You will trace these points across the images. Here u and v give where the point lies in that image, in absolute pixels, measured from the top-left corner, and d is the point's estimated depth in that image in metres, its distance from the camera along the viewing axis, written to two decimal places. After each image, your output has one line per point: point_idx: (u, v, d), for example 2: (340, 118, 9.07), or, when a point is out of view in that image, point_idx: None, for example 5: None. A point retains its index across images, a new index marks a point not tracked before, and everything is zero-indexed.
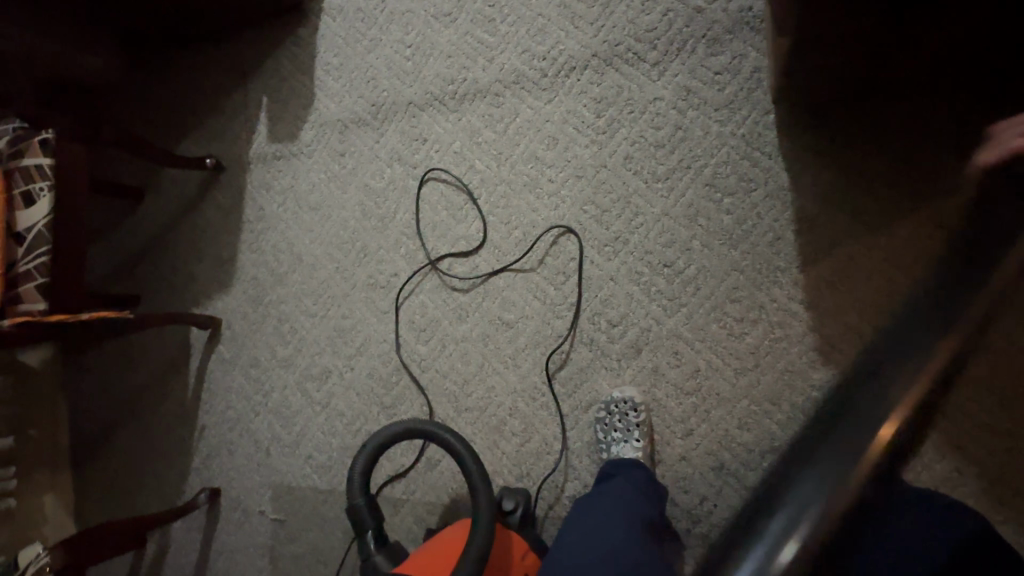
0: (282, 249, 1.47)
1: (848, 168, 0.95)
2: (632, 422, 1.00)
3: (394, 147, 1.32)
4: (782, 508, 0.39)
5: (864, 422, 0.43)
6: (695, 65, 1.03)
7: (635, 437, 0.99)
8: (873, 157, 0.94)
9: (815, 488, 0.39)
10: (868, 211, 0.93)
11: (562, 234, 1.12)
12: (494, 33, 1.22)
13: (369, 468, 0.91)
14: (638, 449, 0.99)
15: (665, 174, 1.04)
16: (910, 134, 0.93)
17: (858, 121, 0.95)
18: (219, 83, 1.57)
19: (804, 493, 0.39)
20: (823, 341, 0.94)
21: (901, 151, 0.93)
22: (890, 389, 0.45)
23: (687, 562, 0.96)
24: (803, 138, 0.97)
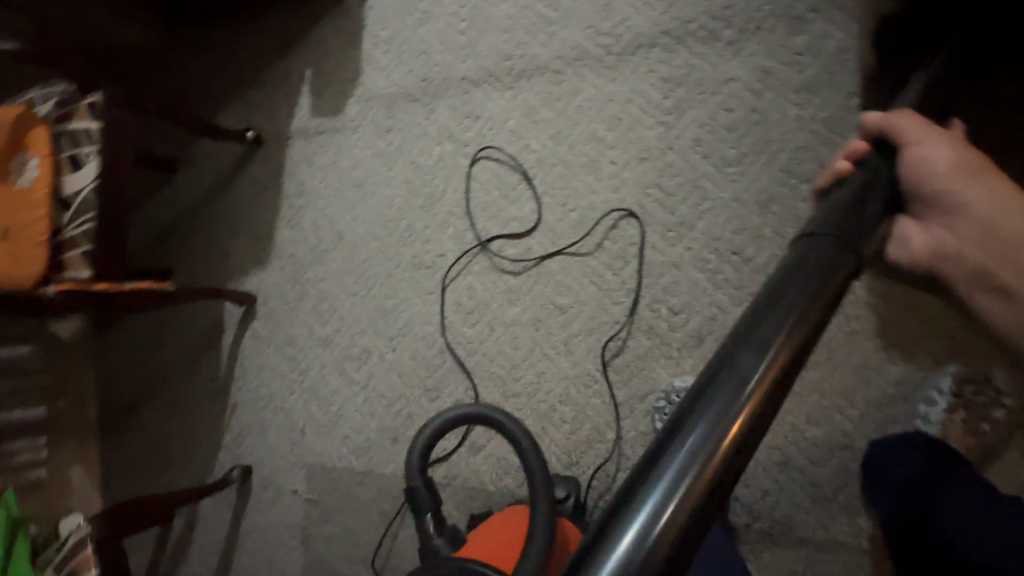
0: (322, 226, 1.44)
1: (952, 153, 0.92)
2: None
3: (444, 124, 1.29)
4: (680, 440, 0.41)
5: (753, 352, 0.46)
6: (774, 46, 0.99)
7: None
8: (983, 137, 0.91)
9: (704, 418, 0.42)
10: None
11: (623, 218, 1.09)
12: (556, 8, 1.18)
13: (428, 448, 0.89)
14: None
15: (736, 158, 1.00)
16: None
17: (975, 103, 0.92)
18: (259, 54, 1.53)
19: (715, 403, 0.43)
20: (907, 336, 0.90)
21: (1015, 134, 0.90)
22: (785, 299, 0.49)
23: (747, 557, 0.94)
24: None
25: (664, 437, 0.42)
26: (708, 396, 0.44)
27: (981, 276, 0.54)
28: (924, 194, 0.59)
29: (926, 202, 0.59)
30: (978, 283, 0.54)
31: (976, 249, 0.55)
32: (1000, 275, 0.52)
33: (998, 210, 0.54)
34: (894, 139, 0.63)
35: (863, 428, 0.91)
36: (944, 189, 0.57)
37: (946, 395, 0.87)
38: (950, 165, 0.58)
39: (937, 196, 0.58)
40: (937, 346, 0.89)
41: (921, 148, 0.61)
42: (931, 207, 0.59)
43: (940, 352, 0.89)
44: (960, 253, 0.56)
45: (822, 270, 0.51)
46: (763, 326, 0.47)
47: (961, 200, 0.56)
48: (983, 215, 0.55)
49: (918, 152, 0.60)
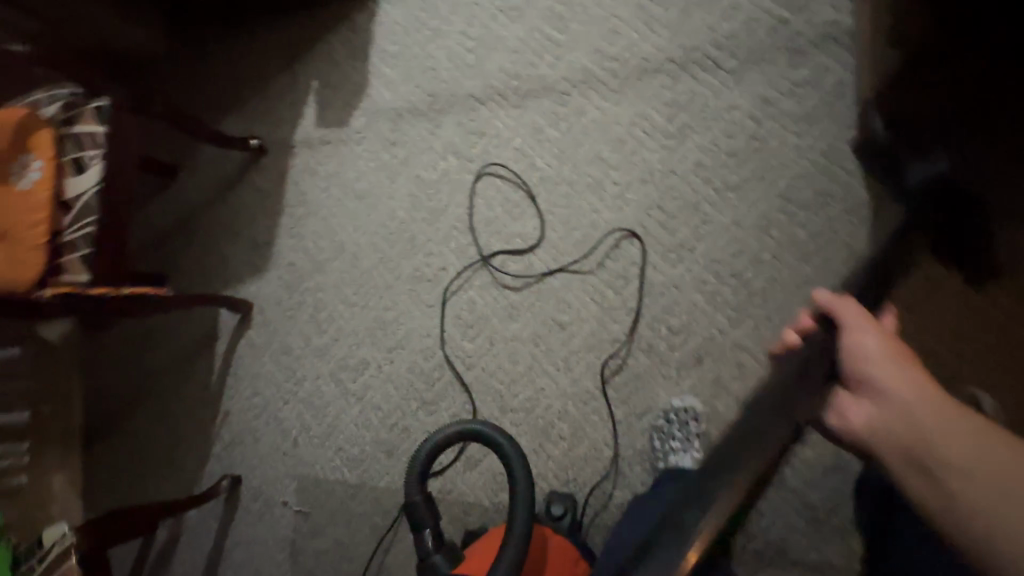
0: (323, 236, 1.45)
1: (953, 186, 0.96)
2: (693, 432, 1.00)
3: (450, 139, 1.31)
4: None
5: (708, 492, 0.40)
6: (775, 76, 1.03)
7: (695, 448, 0.99)
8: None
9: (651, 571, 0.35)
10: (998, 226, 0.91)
11: (625, 237, 1.11)
12: (564, 31, 1.21)
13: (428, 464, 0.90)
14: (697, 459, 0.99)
15: (737, 184, 1.03)
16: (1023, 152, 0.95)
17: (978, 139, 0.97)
18: (266, 64, 1.54)
19: (668, 548, 0.36)
20: None
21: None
22: (759, 418, 0.48)
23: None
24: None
25: None
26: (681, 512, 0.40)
27: (909, 458, 0.48)
28: (861, 379, 0.54)
29: (864, 384, 0.53)
30: (918, 477, 0.47)
31: (912, 443, 0.48)
32: (929, 462, 0.47)
33: (930, 402, 0.50)
34: (838, 317, 0.60)
35: (857, 451, 0.93)
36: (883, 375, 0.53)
37: None
38: (883, 353, 0.54)
39: (874, 382, 0.53)
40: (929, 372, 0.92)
41: (854, 334, 0.57)
42: (866, 388, 0.53)
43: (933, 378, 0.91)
44: (904, 443, 0.49)
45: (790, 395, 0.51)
46: (737, 445, 0.45)
47: (894, 389, 0.51)
48: (911, 404, 0.50)
49: (854, 334, 0.57)
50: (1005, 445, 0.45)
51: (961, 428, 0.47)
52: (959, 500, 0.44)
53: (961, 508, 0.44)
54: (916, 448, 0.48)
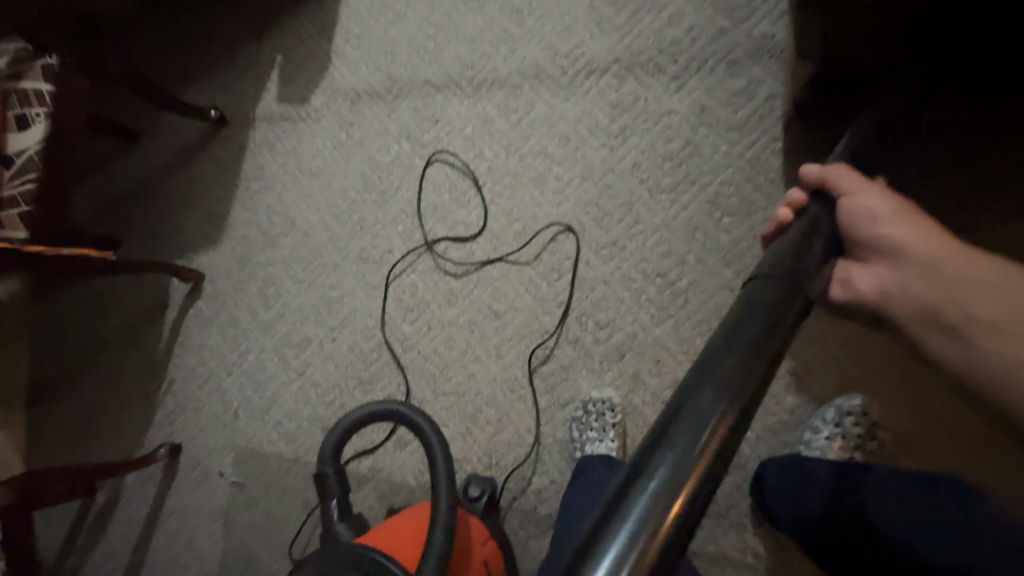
0: (276, 211, 1.46)
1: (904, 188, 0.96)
2: (609, 422, 1.02)
3: (404, 124, 1.32)
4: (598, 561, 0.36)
5: (682, 445, 0.42)
6: (714, 84, 1.05)
7: (610, 438, 1.01)
8: (936, 178, 0.96)
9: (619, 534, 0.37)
10: None
11: (561, 232, 1.13)
12: (520, 25, 1.21)
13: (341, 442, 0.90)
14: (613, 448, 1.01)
15: (669, 187, 1.06)
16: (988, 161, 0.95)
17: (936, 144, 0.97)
18: (233, 38, 1.55)
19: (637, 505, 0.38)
20: (801, 368, 0.98)
21: (973, 184, 0.95)
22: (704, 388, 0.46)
23: None
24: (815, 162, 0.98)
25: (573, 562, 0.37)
26: (641, 484, 0.40)
27: (923, 312, 0.57)
28: (859, 239, 0.65)
29: (872, 247, 0.64)
30: (925, 319, 0.57)
31: (914, 292, 0.59)
32: (936, 305, 0.56)
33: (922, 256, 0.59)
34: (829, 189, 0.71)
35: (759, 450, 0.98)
36: (882, 236, 0.63)
37: (829, 424, 0.92)
38: (882, 213, 0.64)
39: (881, 239, 0.63)
40: (827, 381, 0.97)
41: (852, 196, 0.67)
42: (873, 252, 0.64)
43: (830, 386, 0.96)
44: (894, 293, 0.61)
45: (750, 351, 0.49)
46: (696, 405, 0.45)
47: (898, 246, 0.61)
48: (902, 256, 0.60)
49: (855, 203, 0.66)
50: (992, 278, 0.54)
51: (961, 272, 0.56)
52: (982, 351, 0.51)
53: (1003, 362, 0.49)
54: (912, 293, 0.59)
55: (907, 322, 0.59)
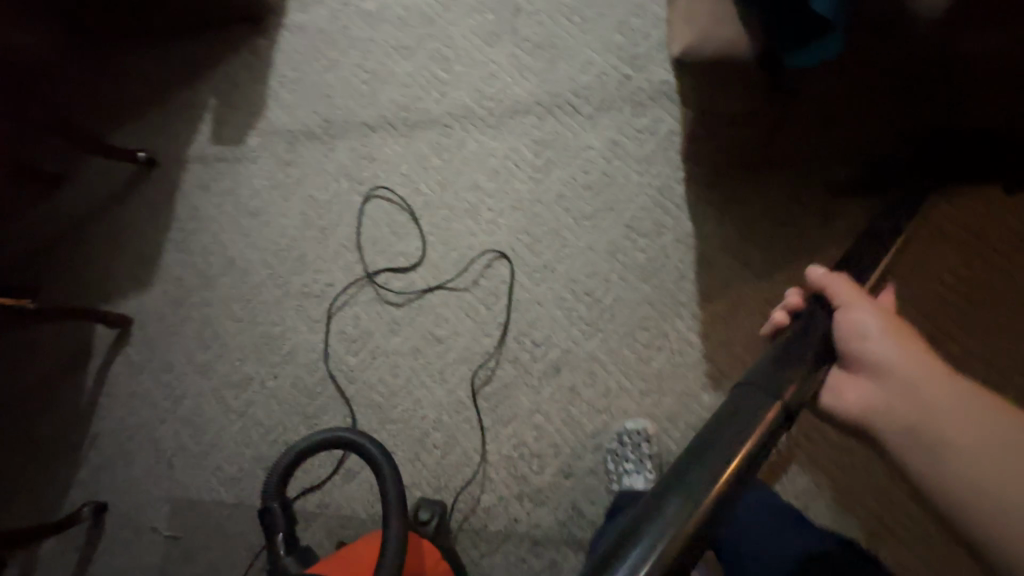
0: (212, 251, 1.45)
1: (808, 219, 1.07)
2: (645, 453, 1.03)
3: (342, 162, 1.37)
4: None
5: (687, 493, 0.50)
6: (623, 122, 1.18)
7: (647, 469, 1.01)
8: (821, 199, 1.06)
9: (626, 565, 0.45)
10: (799, 243, 1.06)
11: (496, 259, 1.22)
12: (449, 71, 1.31)
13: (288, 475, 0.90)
14: (650, 480, 1.00)
15: (591, 213, 1.17)
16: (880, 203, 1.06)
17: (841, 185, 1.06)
18: (165, 82, 1.56)
19: (641, 547, 0.46)
20: (714, 369, 1.05)
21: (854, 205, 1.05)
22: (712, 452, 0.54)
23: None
24: (719, 190, 1.11)
25: None
26: (644, 526, 0.48)
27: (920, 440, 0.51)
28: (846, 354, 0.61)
29: (858, 362, 0.59)
30: (920, 453, 0.50)
31: (904, 419, 0.52)
32: (931, 438, 0.50)
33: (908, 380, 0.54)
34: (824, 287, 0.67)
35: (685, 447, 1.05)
36: (870, 352, 0.58)
37: None
38: (875, 327, 0.59)
39: (871, 357, 0.58)
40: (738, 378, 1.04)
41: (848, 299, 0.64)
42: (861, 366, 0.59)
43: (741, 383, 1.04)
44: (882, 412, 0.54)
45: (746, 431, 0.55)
46: (707, 460, 0.53)
47: (886, 368, 0.56)
48: (891, 379, 0.55)
49: (845, 316, 0.62)
50: (992, 420, 0.49)
51: (954, 405, 0.50)
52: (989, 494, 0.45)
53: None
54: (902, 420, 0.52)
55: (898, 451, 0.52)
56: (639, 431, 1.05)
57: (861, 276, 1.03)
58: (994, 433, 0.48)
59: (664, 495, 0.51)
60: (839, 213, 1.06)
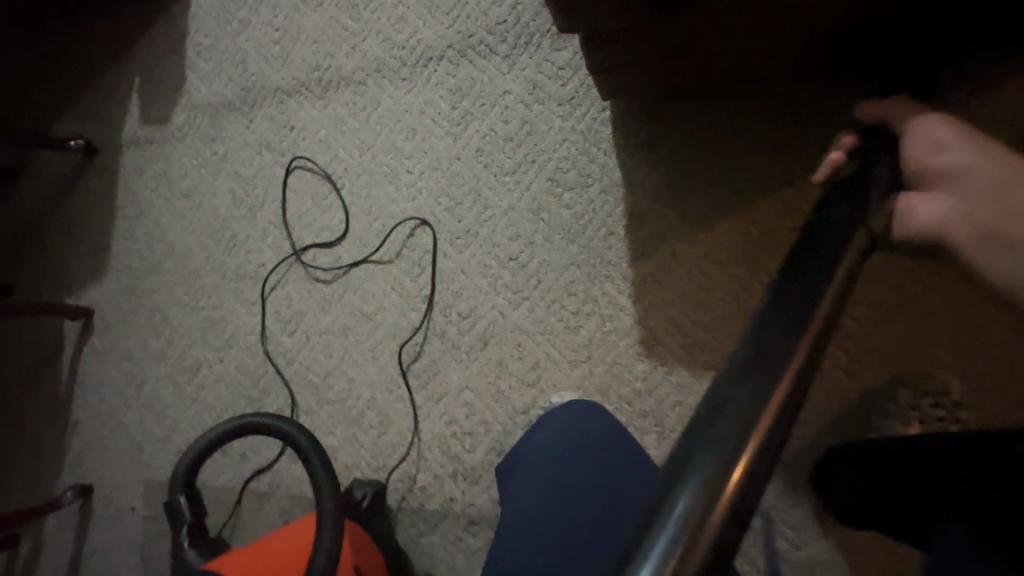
0: (153, 237, 1.42)
1: (751, 155, 0.91)
2: None
3: (262, 133, 1.29)
4: None
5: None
6: (542, 60, 1.03)
7: None
8: (770, 132, 0.91)
9: None
10: (740, 184, 0.92)
11: (418, 226, 1.12)
12: (358, 20, 1.19)
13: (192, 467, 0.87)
14: None
15: (512, 168, 1.05)
16: None
17: (798, 111, 0.90)
18: (92, 65, 1.51)
19: None
20: (647, 332, 0.94)
21: (810, 134, 0.89)
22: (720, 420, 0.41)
23: None
24: (648, 132, 0.97)
25: None
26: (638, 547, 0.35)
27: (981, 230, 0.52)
28: (926, 172, 0.60)
29: (935, 172, 0.59)
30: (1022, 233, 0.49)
31: (989, 218, 0.52)
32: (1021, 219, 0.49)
33: (1015, 178, 0.53)
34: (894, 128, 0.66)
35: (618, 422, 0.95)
36: (944, 163, 0.58)
37: None
38: (952, 139, 0.59)
39: (944, 172, 0.58)
40: (674, 343, 0.93)
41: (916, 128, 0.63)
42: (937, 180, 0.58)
43: (678, 348, 0.92)
44: (954, 221, 0.55)
45: None
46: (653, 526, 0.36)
47: (973, 170, 0.56)
48: (995, 180, 0.54)
49: (914, 137, 0.62)
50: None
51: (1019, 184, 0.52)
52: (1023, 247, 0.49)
53: None
54: (981, 217, 0.52)
55: (974, 252, 0.52)
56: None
57: None
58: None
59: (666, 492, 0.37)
60: (789, 146, 0.90)
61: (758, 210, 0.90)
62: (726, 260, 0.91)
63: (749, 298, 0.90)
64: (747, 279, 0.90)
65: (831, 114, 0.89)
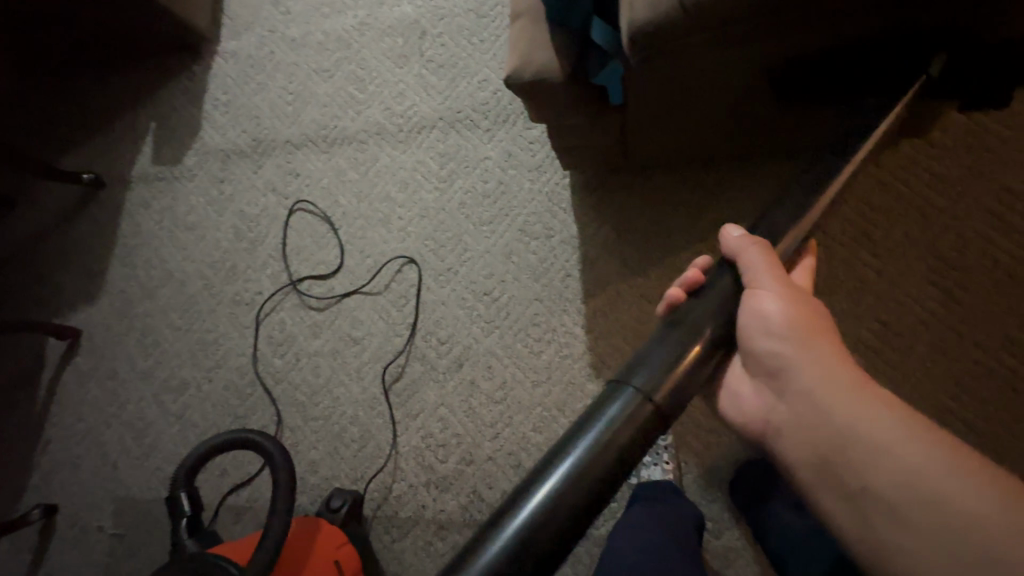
0: (153, 264, 1.54)
1: (677, 216, 1.17)
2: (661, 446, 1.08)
3: (269, 178, 1.47)
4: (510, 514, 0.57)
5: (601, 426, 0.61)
6: (517, 135, 1.29)
7: (664, 461, 1.07)
8: (693, 199, 1.17)
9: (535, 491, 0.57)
10: (669, 239, 1.17)
11: (406, 264, 1.31)
12: (364, 91, 1.43)
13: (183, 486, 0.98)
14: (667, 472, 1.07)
15: (489, 218, 1.26)
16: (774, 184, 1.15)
17: (712, 184, 1.17)
18: (110, 108, 1.67)
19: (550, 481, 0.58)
20: (596, 356, 1.14)
21: (721, 201, 1.16)
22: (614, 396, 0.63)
23: None
24: (599, 194, 1.21)
25: (495, 518, 0.58)
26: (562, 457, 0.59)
27: (805, 446, 0.62)
28: (756, 350, 0.69)
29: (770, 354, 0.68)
30: (823, 459, 0.60)
31: (806, 435, 0.62)
32: (827, 444, 0.59)
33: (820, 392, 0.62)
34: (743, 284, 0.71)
35: None
36: (769, 350, 0.67)
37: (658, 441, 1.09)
38: (778, 323, 0.67)
39: (774, 359, 0.67)
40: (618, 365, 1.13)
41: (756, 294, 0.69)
42: (764, 365, 0.68)
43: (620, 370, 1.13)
44: (789, 421, 0.65)
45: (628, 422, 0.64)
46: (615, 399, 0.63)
47: (791, 369, 0.65)
48: (806, 394, 0.63)
49: (750, 303, 0.69)
50: (936, 447, 0.54)
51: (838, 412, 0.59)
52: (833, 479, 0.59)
53: (855, 505, 0.56)
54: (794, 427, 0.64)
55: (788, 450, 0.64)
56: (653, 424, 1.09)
57: None
58: (981, 494, 0.50)
59: (616, 390, 0.64)
60: (704, 211, 1.16)
61: (682, 260, 1.15)
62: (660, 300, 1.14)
63: None
64: None
65: (736, 186, 1.16)
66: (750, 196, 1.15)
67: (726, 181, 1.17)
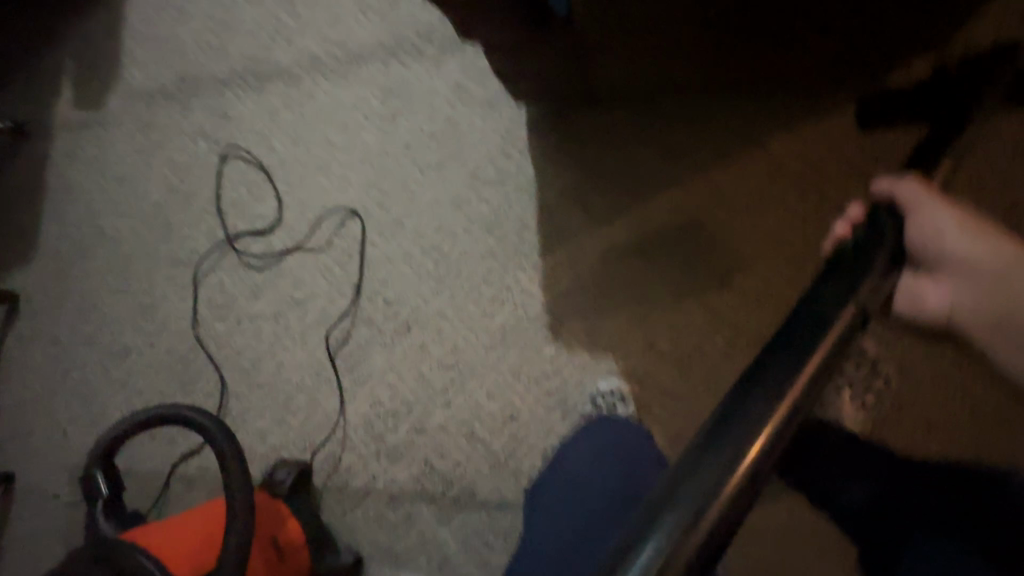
0: (85, 221, 1.41)
1: (648, 155, 1.02)
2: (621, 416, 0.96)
3: (198, 122, 1.31)
4: None
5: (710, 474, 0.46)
6: (467, 64, 1.11)
7: None
8: (666, 135, 1.01)
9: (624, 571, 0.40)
10: (637, 182, 1.02)
11: (349, 216, 1.17)
12: (295, 17, 1.24)
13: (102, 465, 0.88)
14: None
15: (437, 163, 1.11)
16: (762, 115, 0.98)
17: (690, 117, 1.00)
18: (24, 47, 1.49)
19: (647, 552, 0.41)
20: (555, 318, 1.03)
21: (699, 138, 1.00)
22: (732, 421, 0.50)
23: (451, 525, 1.05)
24: (560, 131, 1.05)
25: None
26: (661, 511, 0.44)
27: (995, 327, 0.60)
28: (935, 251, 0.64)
29: (933, 262, 0.65)
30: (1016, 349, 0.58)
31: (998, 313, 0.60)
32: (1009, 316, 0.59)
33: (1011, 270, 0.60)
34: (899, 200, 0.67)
35: (529, 401, 1.03)
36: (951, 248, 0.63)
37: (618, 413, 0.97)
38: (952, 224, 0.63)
39: (939, 256, 0.64)
40: (578, 327, 1.01)
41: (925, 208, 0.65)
42: (943, 269, 0.64)
43: (581, 332, 1.01)
44: (970, 309, 0.63)
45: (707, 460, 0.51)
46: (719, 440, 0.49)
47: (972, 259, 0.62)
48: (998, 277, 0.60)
49: (920, 216, 0.65)
50: None
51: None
52: None
53: None
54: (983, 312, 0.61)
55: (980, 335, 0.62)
56: (613, 392, 0.97)
57: (696, 217, 0.99)
58: None
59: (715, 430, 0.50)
60: (680, 149, 1.00)
61: (652, 206, 1.01)
62: (625, 252, 1.01)
63: (643, 285, 1.00)
64: (639, 266, 1.00)
65: (718, 119, 0.99)
66: (733, 130, 0.99)
67: (704, 112, 1.00)
